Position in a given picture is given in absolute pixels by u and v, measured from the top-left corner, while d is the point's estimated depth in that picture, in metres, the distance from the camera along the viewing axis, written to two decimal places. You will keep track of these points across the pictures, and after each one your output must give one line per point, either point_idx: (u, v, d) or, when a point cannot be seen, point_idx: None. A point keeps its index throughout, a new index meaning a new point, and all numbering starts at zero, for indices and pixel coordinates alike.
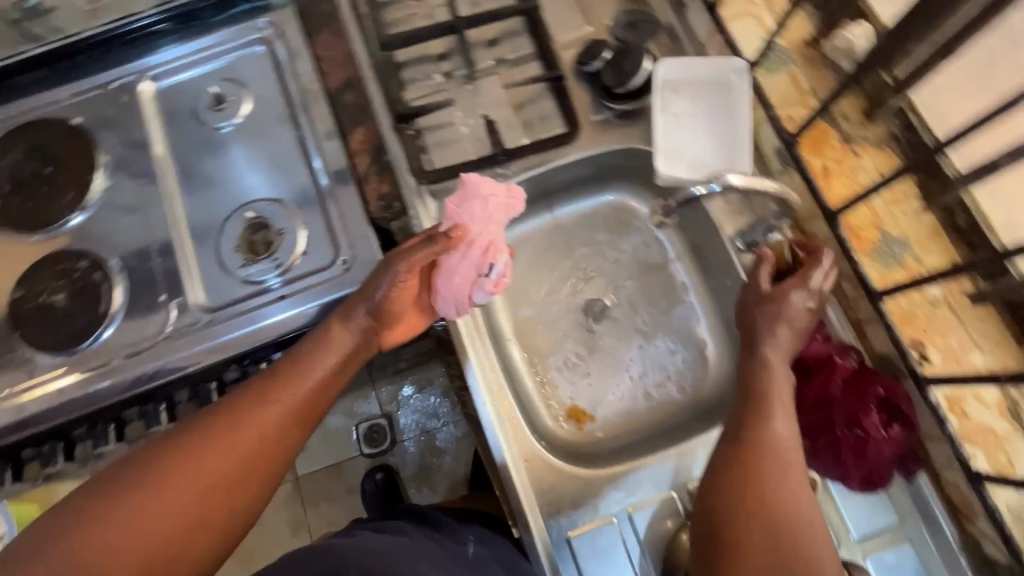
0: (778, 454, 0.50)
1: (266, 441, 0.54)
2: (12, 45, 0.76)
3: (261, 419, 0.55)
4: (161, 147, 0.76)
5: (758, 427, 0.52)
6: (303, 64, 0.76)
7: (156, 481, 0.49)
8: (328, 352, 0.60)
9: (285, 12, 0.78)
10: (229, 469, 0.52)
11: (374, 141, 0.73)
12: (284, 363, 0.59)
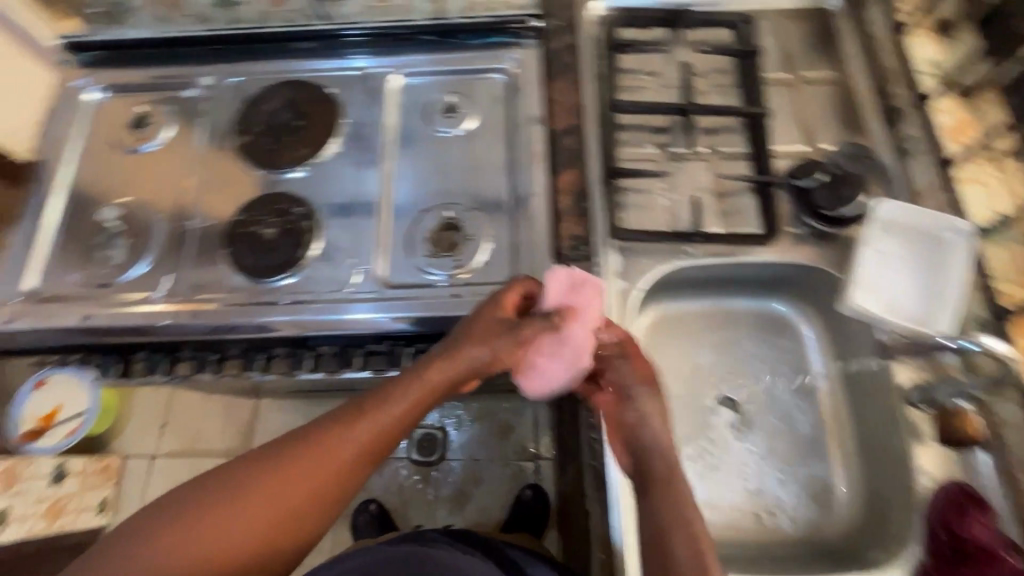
0: (665, 521, 0.51)
1: (333, 475, 0.55)
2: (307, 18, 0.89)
3: (334, 454, 0.55)
4: (389, 132, 0.85)
5: (645, 490, 0.55)
6: (535, 101, 0.84)
7: (228, 505, 0.52)
8: (408, 393, 0.58)
9: (533, 54, 0.87)
10: (297, 502, 0.53)
11: (580, 186, 0.78)
12: (367, 396, 0.59)
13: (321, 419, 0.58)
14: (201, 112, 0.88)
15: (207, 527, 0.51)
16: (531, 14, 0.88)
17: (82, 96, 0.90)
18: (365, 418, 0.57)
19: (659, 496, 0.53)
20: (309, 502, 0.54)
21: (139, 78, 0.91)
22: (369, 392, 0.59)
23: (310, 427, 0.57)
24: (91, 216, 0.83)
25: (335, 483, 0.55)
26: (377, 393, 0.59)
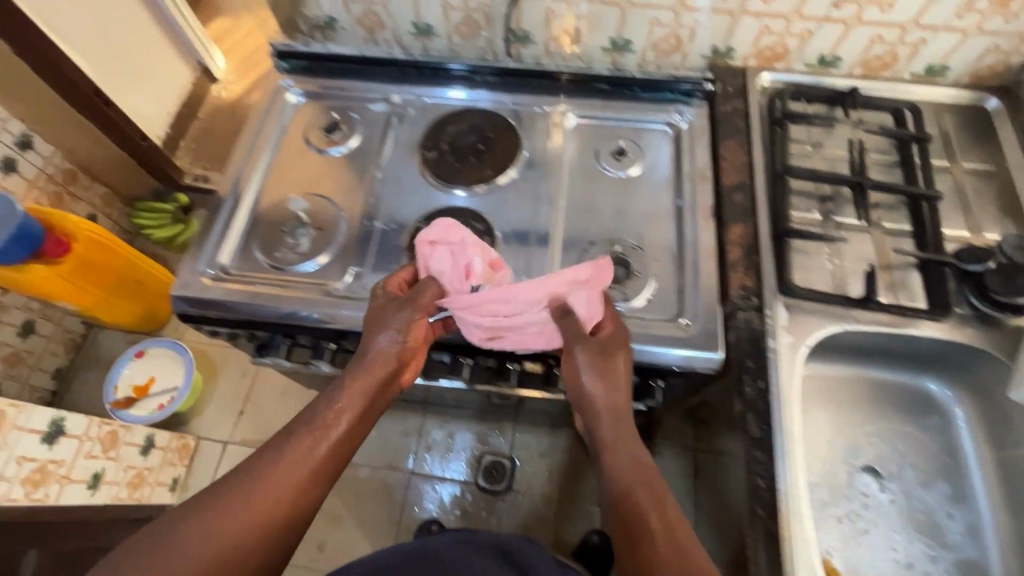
0: (643, 479, 0.66)
1: (328, 476, 0.65)
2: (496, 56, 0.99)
3: (325, 462, 0.65)
4: (565, 167, 0.91)
5: (598, 452, 0.70)
6: (704, 156, 0.89)
7: (228, 504, 0.59)
8: (353, 399, 0.68)
9: (702, 113, 0.94)
10: (283, 496, 0.61)
11: (749, 240, 0.81)
12: (317, 410, 0.68)
13: (290, 428, 0.67)
14: (389, 127, 0.96)
15: (217, 518, 0.58)
16: (705, 77, 0.94)
17: (281, 99, 0.99)
18: (343, 423, 0.67)
19: (612, 450, 0.69)
20: (305, 501, 0.62)
21: (333, 89, 1.00)
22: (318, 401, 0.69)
23: (295, 436, 0.66)
24: (282, 206, 0.90)
25: (325, 483, 0.64)
26: (318, 403, 0.69)
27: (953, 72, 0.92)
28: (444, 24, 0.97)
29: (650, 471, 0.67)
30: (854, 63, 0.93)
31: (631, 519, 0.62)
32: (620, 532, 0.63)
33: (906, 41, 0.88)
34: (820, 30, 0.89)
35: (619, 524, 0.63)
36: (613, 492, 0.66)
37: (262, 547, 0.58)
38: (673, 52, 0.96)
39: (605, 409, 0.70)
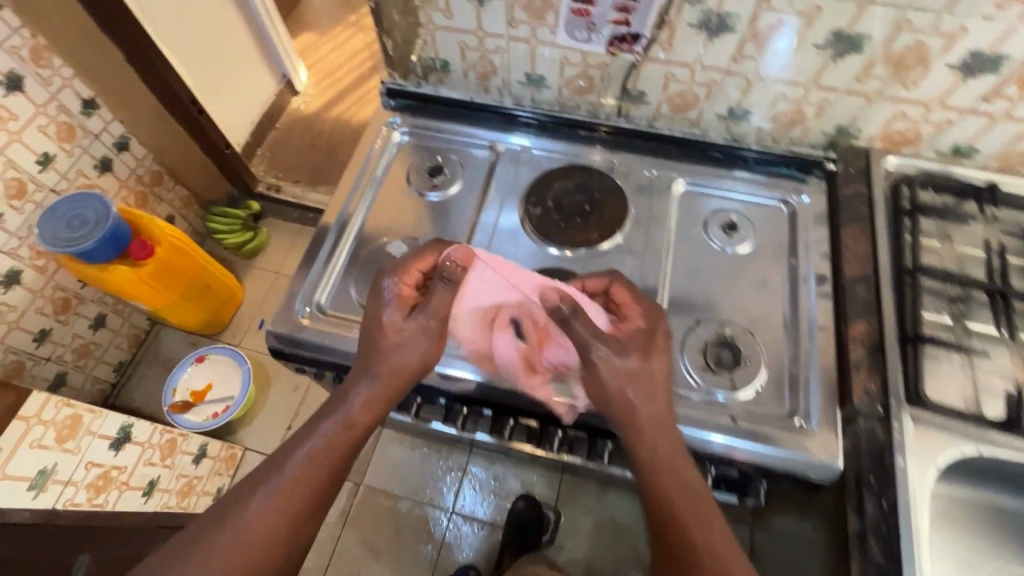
0: (686, 483, 0.64)
1: (341, 471, 0.67)
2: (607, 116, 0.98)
3: (334, 460, 0.66)
4: (671, 238, 0.89)
5: (646, 456, 0.65)
6: (820, 242, 0.85)
7: (269, 492, 0.63)
8: (365, 407, 0.68)
9: (820, 195, 0.90)
10: (315, 483, 0.65)
11: (874, 339, 0.76)
12: (341, 395, 0.69)
13: (293, 438, 0.67)
14: (492, 176, 0.95)
15: (235, 536, 0.61)
16: (827, 156, 0.91)
17: (387, 136, 0.99)
18: (351, 426, 0.67)
19: (649, 450, 0.65)
20: (322, 496, 0.65)
21: (438, 131, 0.99)
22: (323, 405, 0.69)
23: (302, 448, 0.66)
24: (381, 247, 0.88)
25: (335, 479, 0.66)
26: (322, 408, 0.69)
27: None
28: (558, 76, 0.95)
29: (683, 467, 0.65)
30: (992, 156, 0.87)
31: (668, 524, 0.63)
32: (658, 531, 0.63)
33: None
34: (961, 120, 0.83)
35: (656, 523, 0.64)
36: (651, 492, 0.64)
37: (287, 548, 0.63)
38: (794, 126, 0.92)
39: (636, 399, 0.67)
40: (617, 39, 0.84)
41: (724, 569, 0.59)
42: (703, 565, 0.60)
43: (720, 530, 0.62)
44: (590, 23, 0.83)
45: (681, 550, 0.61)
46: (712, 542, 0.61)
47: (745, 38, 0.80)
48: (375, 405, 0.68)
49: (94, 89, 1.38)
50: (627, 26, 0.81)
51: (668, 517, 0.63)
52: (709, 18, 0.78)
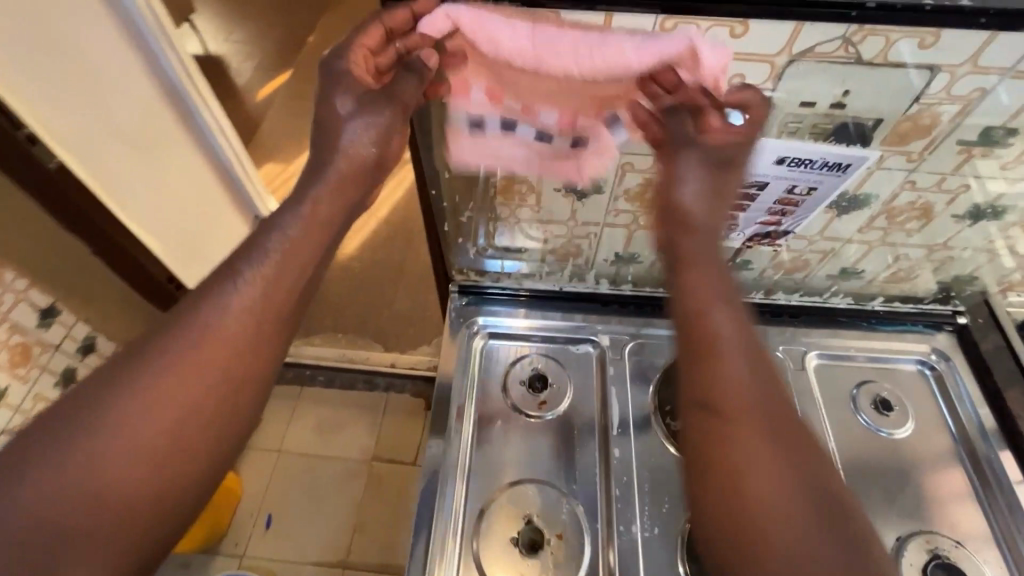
0: (755, 390, 0.52)
1: (221, 399, 0.51)
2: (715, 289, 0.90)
3: (198, 385, 0.49)
4: (829, 432, 0.79)
5: (686, 323, 0.56)
6: (984, 413, 0.79)
7: (114, 419, 0.46)
8: (226, 311, 0.52)
9: (958, 353, 0.84)
10: (176, 415, 0.48)
11: None
12: (195, 322, 0.51)
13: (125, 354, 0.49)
14: (608, 377, 0.82)
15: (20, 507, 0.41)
16: (954, 310, 0.87)
17: (469, 342, 0.85)
18: (209, 337, 0.51)
19: (691, 332, 0.55)
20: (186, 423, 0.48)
21: (530, 328, 0.87)
22: (164, 322, 0.52)
23: (152, 362, 0.49)
24: (512, 493, 0.73)
25: (201, 400, 0.49)
26: (171, 325, 0.51)
27: None
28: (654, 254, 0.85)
29: (731, 340, 0.54)
30: None
31: (709, 419, 0.51)
32: (700, 420, 0.52)
33: None
34: None
35: (708, 422, 0.51)
36: (723, 407, 0.51)
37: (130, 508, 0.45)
38: (907, 281, 0.85)
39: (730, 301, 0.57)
40: (762, 234, 0.79)
41: (790, 467, 0.49)
42: (755, 454, 0.49)
43: (800, 430, 0.52)
44: (736, 223, 0.76)
45: (734, 450, 0.49)
46: (798, 457, 0.50)
47: (880, 213, 0.74)
48: (247, 312, 0.53)
49: (52, 295, 1.13)
50: (777, 224, 0.76)
51: (736, 416, 0.51)
52: (844, 200, 0.72)
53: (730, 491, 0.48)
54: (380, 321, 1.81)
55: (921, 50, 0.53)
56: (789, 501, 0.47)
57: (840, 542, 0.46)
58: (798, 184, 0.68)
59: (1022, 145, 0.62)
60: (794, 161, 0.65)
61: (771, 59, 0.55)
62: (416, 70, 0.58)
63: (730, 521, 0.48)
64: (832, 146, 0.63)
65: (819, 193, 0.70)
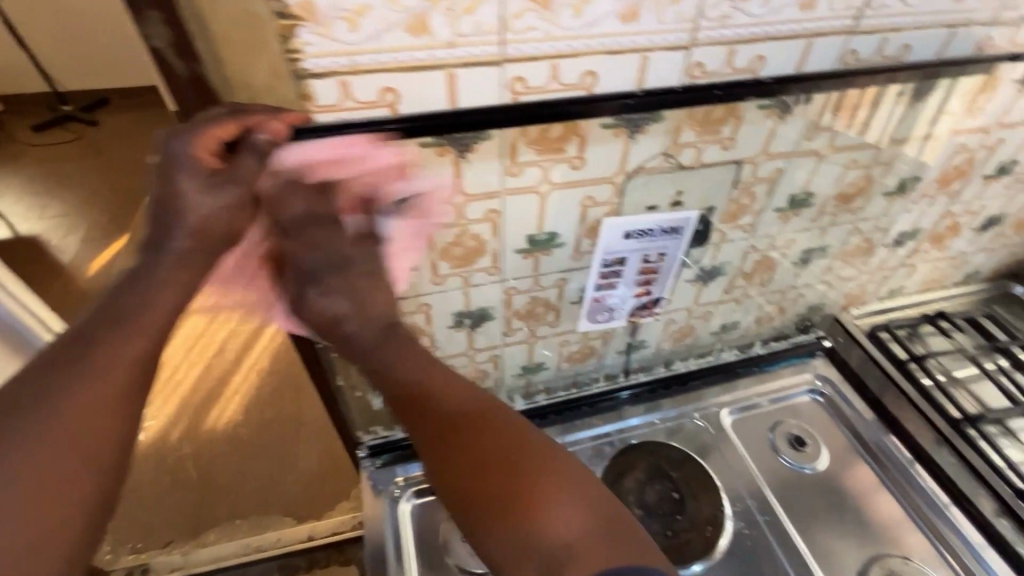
0: (461, 407, 0.54)
1: (77, 509, 0.37)
2: (623, 373, 0.92)
3: (59, 491, 0.36)
4: (765, 485, 0.81)
5: (335, 330, 0.56)
6: (875, 422, 0.87)
7: None
8: (91, 390, 0.39)
9: (835, 373, 0.94)
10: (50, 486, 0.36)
11: (999, 509, 0.76)
12: (64, 375, 0.39)
13: None
14: None
15: None
16: (817, 334, 0.98)
17: (395, 513, 0.74)
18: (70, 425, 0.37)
19: (359, 323, 0.56)
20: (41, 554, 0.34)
21: None
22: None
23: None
24: None
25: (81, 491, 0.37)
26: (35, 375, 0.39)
27: (983, 273, 1.06)
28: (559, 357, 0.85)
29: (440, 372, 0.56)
30: (915, 286, 1.02)
31: (462, 432, 0.52)
32: (448, 449, 0.53)
33: (954, 263, 1.00)
34: (895, 272, 0.96)
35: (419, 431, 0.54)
36: (424, 414, 0.53)
37: None
38: (776, 318, 0.95)
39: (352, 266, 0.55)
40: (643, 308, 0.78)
41: (539, 480, 0.50)
42: (507, 475, 0.50)
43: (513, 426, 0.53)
44: (613, 304, 0.75)
45: (492, 454, 0.51)
46: (531, 465, 0.50)
47: (736, 274, 0.82)
48: (118, 392, 0.40)
49: None
50: (649, 293, 0.74)
51: (472, 450, 0.51)
52: (705, 271, 0.79)
53: (492, 509, 0.49)
54: (285, 490, 1.59)
55: (724, 150, 0.62)
56: (538, 498, 0.48)
57: (583, 516, 0.48)
58: (650, 253, 0.68)
59: (820, 201, 0.74)
60: (638, 233, 0.66)
61: (611, 178, 0.60)
62: (262, 154, 0.46)
63: (495, 533, 0.48)
64: (657, 212, 0.65)
65: (670, 255, 0.70)
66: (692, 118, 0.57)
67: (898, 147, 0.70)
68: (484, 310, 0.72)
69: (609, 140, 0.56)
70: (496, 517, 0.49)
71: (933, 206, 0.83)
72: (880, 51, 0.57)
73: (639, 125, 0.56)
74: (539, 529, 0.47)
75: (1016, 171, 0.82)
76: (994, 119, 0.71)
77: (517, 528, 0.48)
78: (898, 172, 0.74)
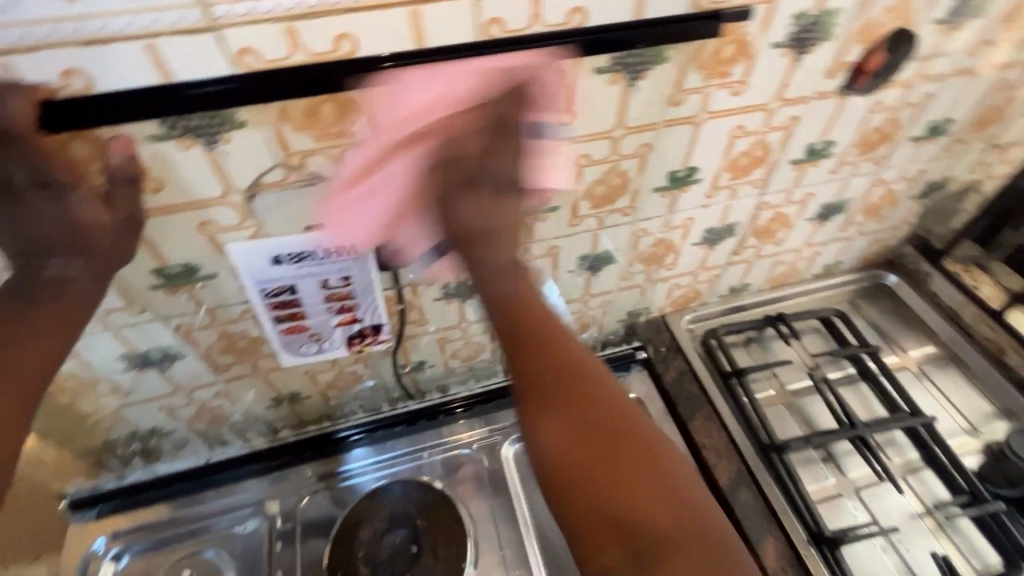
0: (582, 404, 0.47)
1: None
2: (396, 401, 0.81)
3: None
4: (527, 528, 0.70)
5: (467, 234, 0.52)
6: (679, 448, 0.76)
7: None
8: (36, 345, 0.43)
9: (649, 389, 0.82)
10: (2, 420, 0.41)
11: (790, 557, 0.65)
12: None
13: None
14: (275, 556, 0.68)
15: None
16: (634, 345, 0.87)
17: (94, 574, 0.67)
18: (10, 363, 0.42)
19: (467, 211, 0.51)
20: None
21: (169, 525, 0.71)
22: None
23: None
24: None
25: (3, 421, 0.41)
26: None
27: (847, 263, 0.92)
28: (315, 386, 0.74)
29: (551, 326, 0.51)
30: (762, 282, 0.89)
31: (587, 427, 0.46)
32: (558, 417, 0.46)
33: (803, 256, 0.86)
34: (725, 271, 0.83)
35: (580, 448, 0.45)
36: (540, 387, 0.47)
37: None
38: (589, 327, 0.84)
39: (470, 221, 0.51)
40: (356, 337, 0.65)
41: (631, 455, 0.45)
42: (605, 453, 0.45)
43: (632, 422, 0.47)
44: (314, 334, 0.63)
45: (642, 448, 0.46)
46: (599, 431, 0.45)
47: None
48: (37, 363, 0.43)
49: None
50: (359, 321, 0.63)
51: (595, 420, 0.46)
52: (453, 288, 0.66)
53: (610, 495, 0.43)
54: None
55: None
56: (630, 477, 0.44)
57: (665, 494, 0.44)
58: (328, 278, 0.57)
59: (566, 205, 0.60)
60: (292, 257, 0.53)
61: (225, 200, 0.47)
62: None
63: (596, 518, 0.43)
64: (316, 231, 0.52)
65: (359, 280, 0.58)
66: (290, 117, 0.43)
67: (643, 136, 0.56)
68: (163, 349, 0.60)
69: (177, 155, 0.43)
70: (594, 529, 0.43)
71: (739, 199, 0.69)
72: (536, 18, 0.43)
73: (214, 132, 0.43)
74: (628, 510, 0.42)
75: (836, 152, 0.68)
76: (770, 95, 0.57)
77: (600, 517, 0.43)
78: (662, 164, 0.60)
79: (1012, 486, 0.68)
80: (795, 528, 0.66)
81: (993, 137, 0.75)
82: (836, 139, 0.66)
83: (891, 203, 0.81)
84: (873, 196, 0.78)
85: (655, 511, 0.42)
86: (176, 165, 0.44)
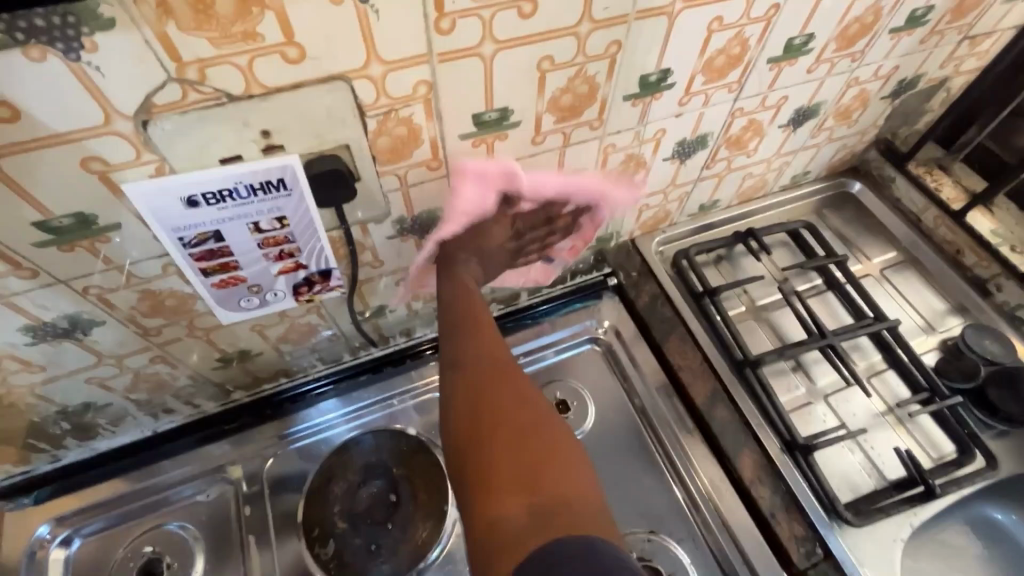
0: (533, 415, 0.50)
1: None
2: (358, 350, 0.76)
3: None
4: None
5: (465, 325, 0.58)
6: (651, 370, 0.75)
7: None
8: None
9: (621, 315, 0.81)
10: None
11: (765, 467, 0.66)
12: None
13: None
14: (244, 522, 0.65)
15: None
16: (603, 272, 0.84)
17: (42, 563, 0.61)
18: None
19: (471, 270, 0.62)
20: None
21: (121, 504, 0.65)
22: None
23: None
24: None
25: None
26: None
27: (814, 172, 0.90)
28: (266, 342, 0.67)
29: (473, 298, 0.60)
30: (731, 197, 0.86)
31: (490, 387, 0.52)
32: (482, 386, 0.52)
33: (773, 166, 0.83)
34: (696, 187, 0.79)
35: (469, 445, 0.48)
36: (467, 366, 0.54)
37: None
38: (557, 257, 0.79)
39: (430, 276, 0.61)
40: (302, 286, 0.59)
41: (535, 436, 0.48)
42: (496, 418, 0.49)
43: (522, 394, 0.52)
44: (253, 286, 0.56)
45: (543, 432, 0.49)
46: (511, 402, 0.51)
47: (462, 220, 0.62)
48: None
49: None
50: (303, 267, 0.56)
51: (495, 386, 0.52)
52: (408, 223, 0.59)
53: (512, 467, 0.46)
54: None
55: (294, 64, 0.39)
56: (524, 441, 0.48)
57: (557, 469, 0.46)
58: (258, 220, 0.49)
59: (529, 119, 0.53)
60: (210, 198, 0.45)
61: (110, 129, 0.38)
62: None
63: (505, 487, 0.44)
64: (236, 163, 0.44)
65: (296, 220, 0.50)
66: (174, 13, 0.34)
67: (613, 31, 0.48)
68: (71, 317, 0.52)
69: (28, 69, 0.33)
70: (492, 496, 0.44)
71: (712, 106, 0.64)
72: None
73: (74, 38, 0.33)
74: (536, 480, 0.45)
75: (815, 48, 0.62)
76: None
77: (498, 488, 0.45)
78: (634, 66, 0.53)
79: (966, 380, 0.72)
80: (770, 439, 0.67)
81: (967, 28, 0.71)
82: (816, 32, 0.60)
83: (863, 105, 0.78)
84: (846, 97, 0.74)
85: (551, 484, 0.44)
86: (32, 85, 0.34)
